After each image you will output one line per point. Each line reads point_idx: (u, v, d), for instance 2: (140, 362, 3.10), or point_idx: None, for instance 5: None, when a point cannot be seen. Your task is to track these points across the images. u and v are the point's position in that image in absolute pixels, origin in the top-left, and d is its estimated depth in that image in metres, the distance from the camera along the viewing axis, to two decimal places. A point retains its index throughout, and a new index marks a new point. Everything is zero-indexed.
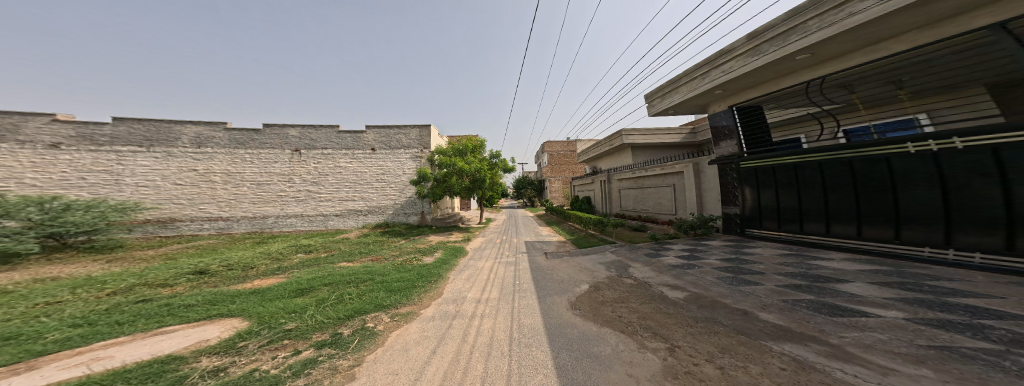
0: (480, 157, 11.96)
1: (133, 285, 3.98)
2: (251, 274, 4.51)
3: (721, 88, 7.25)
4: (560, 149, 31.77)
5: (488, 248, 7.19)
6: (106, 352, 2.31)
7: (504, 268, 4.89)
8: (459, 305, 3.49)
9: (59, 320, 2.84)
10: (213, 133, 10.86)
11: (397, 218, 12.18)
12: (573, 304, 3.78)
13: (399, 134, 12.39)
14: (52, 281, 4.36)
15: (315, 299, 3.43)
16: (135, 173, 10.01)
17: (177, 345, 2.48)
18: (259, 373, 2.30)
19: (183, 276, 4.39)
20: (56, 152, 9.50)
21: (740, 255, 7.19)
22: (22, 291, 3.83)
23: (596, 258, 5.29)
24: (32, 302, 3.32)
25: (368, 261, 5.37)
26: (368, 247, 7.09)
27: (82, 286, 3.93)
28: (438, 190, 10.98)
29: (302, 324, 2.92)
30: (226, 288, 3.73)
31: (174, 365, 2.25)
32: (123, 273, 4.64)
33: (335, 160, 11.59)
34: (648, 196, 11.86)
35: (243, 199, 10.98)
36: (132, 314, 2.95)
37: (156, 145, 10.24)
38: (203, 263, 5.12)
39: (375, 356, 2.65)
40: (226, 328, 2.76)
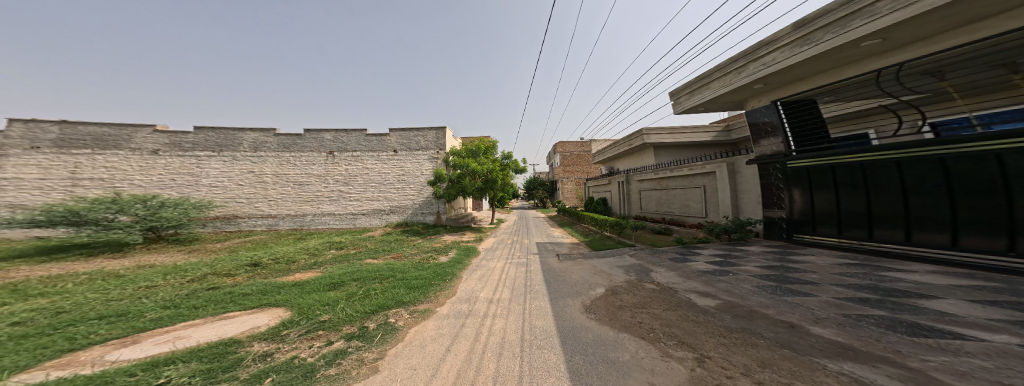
0: (492, 157, 12.37)
1: (206, 274, 4.66)
2: (293, 268, 5.05)
3: (764, 80, 6.81)
4: (573, 149, 31.17)
5: (501, 248, 7.25)
6: (185, 333, 2.76)
7: (518, 269, 4.95)
8: (472, 305, 3.61)
9: (155, 302, 3.44)
10: (266, 139, 12.19)
11: (415, 218, 12.91)
12: (587, 307, 3.72)
13: (418, 136, 13.17)
14: (150, 268, 5.28)
15: (345, 293, 3.76)
16: (210, 175, 11.59)
17: (236, 330, 2.88)
18: (297, 360, 2.59)
19: (242, 267, 5.06)
20: (156, 157, 11.30)
21: (785, 263, 6.51)
22: (128, 276, 4.65)
23: (616, 262, 5.12)
24: (136, 286, 4.05)
25: (390, 258, 5.79)
26: (391, 245, 7.57)
27: (170, 273, 4.67)
28: (452, 191, 11.40)
29: (335, 316, 3.24)
30: (274, 280, 4.23)
31: (234, 348, 2.63)
32: (200, 263, 5.45)
33: (363, 161, 12.71)
34: (672, 198, 11.31)
35: (287, 198, 12.22)
36: (205, 300, 3.49)
37: (225, 150, 11.81)
38: (257, 257, 5.86)
39: (396, 351, 2.84)
40: (272, 316, 3.14)
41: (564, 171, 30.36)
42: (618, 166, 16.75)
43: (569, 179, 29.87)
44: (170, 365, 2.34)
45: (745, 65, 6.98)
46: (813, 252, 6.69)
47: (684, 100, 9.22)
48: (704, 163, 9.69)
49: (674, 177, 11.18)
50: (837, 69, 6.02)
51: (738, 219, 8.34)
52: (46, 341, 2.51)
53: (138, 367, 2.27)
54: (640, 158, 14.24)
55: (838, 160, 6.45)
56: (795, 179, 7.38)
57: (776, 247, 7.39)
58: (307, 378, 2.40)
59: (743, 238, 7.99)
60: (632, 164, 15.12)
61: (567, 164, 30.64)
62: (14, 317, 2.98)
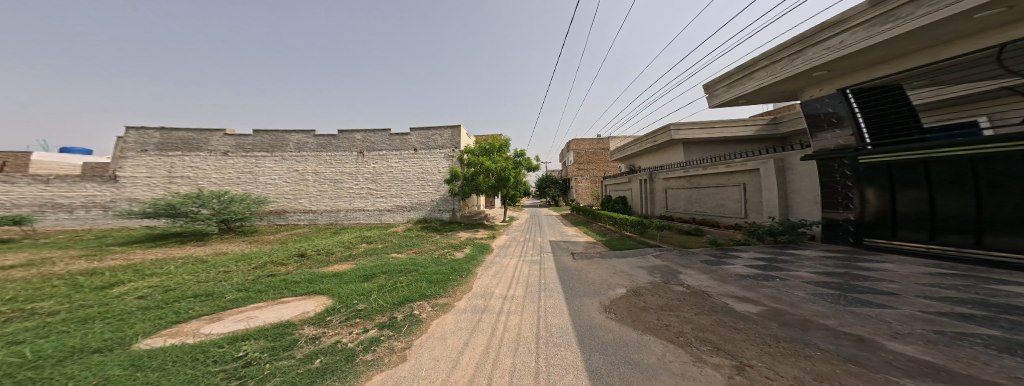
0: (505, 156, 12.58)
1: (266, 262, 5.38)
2: (332, 259, 5.61)
3: (828, 66, 6.12)
4: (588, 147, 30.29)
5: (515, 246, 7.26)
6: (254, 314, 3.21)
7: (534, 267, 4.92)
8: (487, 301, 3.70)
9: (232, 284, 4.09)
10: (307, 140, 13.62)
11: (433, 215, 13.64)
12: (607, 307, 3.61)
13: (435, 135, 13.85)
14: (224, 255, 6.25)
15: (376, 285, 4.09)
16: (266, 173, 13.24)
17: (292, 314, 3.29)
18: (340, 344, 2.89)
19: (292, 257, 5.75)
20: (226, 158, 13.17)
21: (851, 270, 5.66)
22: (211, 261, 5.56)
23: (640, 263, 4.91)
24: (218, 270, 4.82)
25: (412, 252, 6.18)
26: (413, 240, 8.01)
27: (240, 260, 5.49)
28: (466, 189, 11.78)
29: (369, 306, 3.53)
30: (317, 270, 4.75)
31: (291, 330, 3.01)
32: (260, 252, 6.28)
33: (388, 160, 13.68)
34: (703, 198, 10.59)
35: (324, 195, 13.50)
36: (264, 285, 4.03)
37: (276, 150, 13.42)
38: (303, 248, 6.60)
39: (422, 342, 3.03)
40: (318, 303, 3.53)
41: (579, 169, 29.62)
42: (639, 163, 16.11)
43: (584, 178, 29.10)
44: (246, 340, 2.81)
45: (804, 50, 6.31)
46: (889, 261, 5.78)
47: (724, 91, 8.60)
48: (744, 160, 8.93)
49: (706, 175, 10.44)
50: (927, 49, 5.23)
51: (787, 220, 7.51)
52: (160, 313, 3.13)
53: (224, 340, 2.78)
54: (665, 155, 13.53)
55: (936, 153, 5.46)
56: (867, 177, 6.46)
57: (839, 253, 6.48)
58: (349, 362, 2.69)
59: (794, 242, 7.14)
60: (655, 162, 14.44)
61: (582, 162, 29.83)
62: (138, 292, 3.71)
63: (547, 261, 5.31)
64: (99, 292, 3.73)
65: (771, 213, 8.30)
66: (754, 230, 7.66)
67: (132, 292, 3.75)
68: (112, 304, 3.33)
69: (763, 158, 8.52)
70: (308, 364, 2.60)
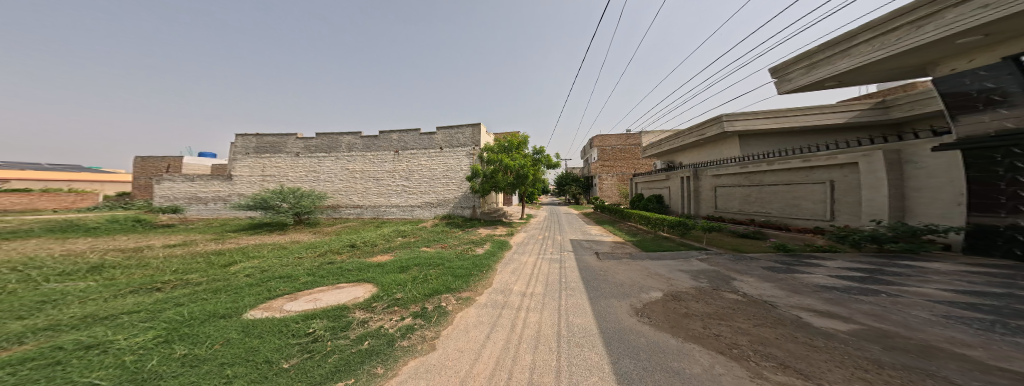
0: (524, 153, 12.69)
1: (326, 250, 6.39)
2: (375, 250, 6.39)
3: (976, 32, 4.80)
4: (615, 142, 28.28)
5: (535, 244, 7.07)
6: (319, 296, 3.86)
7: (558, 266, 4.80)
8: (507, 297, 3.78)
9: (302, 269, 4.96)
10: (354, 141, 15.27)
11: (456, 212, 14.36)
12: (638, 310, 3.34)
13: (457, 134, 14.57)
14: (299, 243, 7.64)
15: (411, 276, 4.53)
16: (325, 172, 15.20)
17: (348, 298, 3.85)
18: (383, 330, 3.26)
19: (345, 247, 6.68)
20: (298, 158, 15.43)
21: (1015, 290, 4.10)
22: (292, 247, 6.88)
23: (680, 267, 4.44)
24: (296, 255, 5.92)
25: (439, 247, 6.63)
26: (439, 235, 8.53)
27: (309, 248, 6.66)
28: (485, 186, 12.19)
29: (405, 296, 3.93)
30: (364, 260, 5.44)
31: (347, 313, 3.53)
32: (321, 243, 7.36)
33: (419, 159, 14.71)
34: (766, 198, 8.99)
35: (367, 192, 15.01)
36: (322, 271, 4.81)
37: (328, 150, 15.31)
38: (352, 239, 7.57)
39: (448, 332, 3.22)
40: (366, 290, 4.07)
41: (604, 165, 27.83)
42: (680, 161, 14.61)
43: (611, 175, 27.28)
44: (314, 319, 3.40)
45: (940, 12, 4.97)
46: None
47: (807, 72, 7.28)
48: (833, 153, 7.29)
49: (771, 171, 8.87)
50: None
51: (902, 225, 5.88)
52: (259, 290, 3.99)
53: (299, 317, 3.42)
54: (714, 151, 11.98)
55: None
56: None
57: (994, 268, 4.79)
58: (390, 345, 3.05)
59: (914, 250, 5.50)
60: (701, 159, 12.92)
61: (608, 159, 27.95)
62: (245, 271, 4.80)
63: (572, 260, 5.16)
64: (221, 269, 4.91)
65: (873, 216, 6.59)
66: (847, 236, 6.13)
67: (243, 270, 4.86)
68: (229, 280, 4.34)
69: (863, 150, 6.80)
70: (360, 345, 3.03)
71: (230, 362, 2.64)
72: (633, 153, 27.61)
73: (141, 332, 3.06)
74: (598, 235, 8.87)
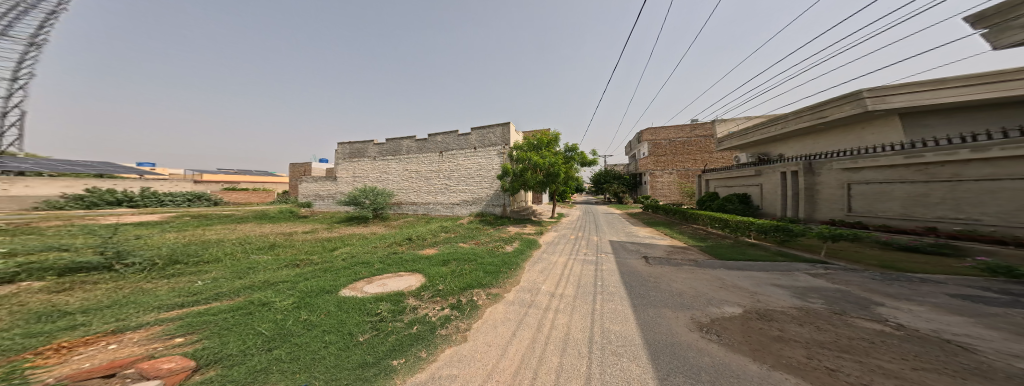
0: (555, 151, 12.14)
1: (394, 240, 7.62)
2: (427, 242, 7.36)
3: None
4: (676, 132, 23.52)
5: (570, 249, 6.73)
6: (385, 281, 4.64)
7: (601, 282, 4.33)
8: (534, 296, 3.84)
9: (381, 253, 6.26)
10: (406, 143, 15.65)
11: (488, 210, 13.76)
12: (704, 326, 2.78)
13: (488, 133, 13.88)
14: (376, 234, 9.32)
15: (449, 270, 4.99)
16: (388, 171, 16.01)
17: (404, 285, 4.46)
18: (428, 317, 3.62)
19: (404, 240, 7.62)
20: (368, 159, 16.54)
21: None
22: (374, 237, 8.54)
23: (773, 289, 3.78)
24: (382, 242, 7.42)
25: (472, 243, 7.09)
26: (472, 232, 8.91)
27: (384, 238, 8.17)
28: (514, 184, 11.84)
29: (445, 288, 4.28)
30: (415, 251, 6.29)
31: (403, 299, 4.07)
32: (387, 235, 8.74)
33: (457, 159, 14.39)
34: (969, 198, 5.65)
35: (420, 190, 15.24)
36: (386, 259, 5.81)
37: (391, 154, 15.95)
38: (406, 234, 8.51)
39: (478, 326, 3.34)
40: (418, 279, 4.63)
41: (659, 160, 23.52)
42: (781, 152, 11.08)
43: (667, 171, 22.96)
44: (379, 301, 4.07)
45: None
46: None
47: None
48: None
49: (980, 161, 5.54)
50: None
51: None
52: (345, 274, 5.00)
53: (372, 299, 4.16)
54: (846, 138, 8.55)
55: None
56: None
57: None
58: (431, 332, 3.34)
59: None
60: (818, 149, 9.48)
61: (664, 154, 23.56)
62: (345, 254, 6.29)
63: (632, 273, 4.65)
64: (335, 251, 6.71)
65: None
66: None
67: (343, 254, 6.39)
68: (332, 262, 5.75)
69: None
70: (409, 329, 3.43)
71: (329, 330, 3.43)
72: (704, 146, 22.50)
73: (283, 298, 4.35)
74: (657, 243, 7.69)
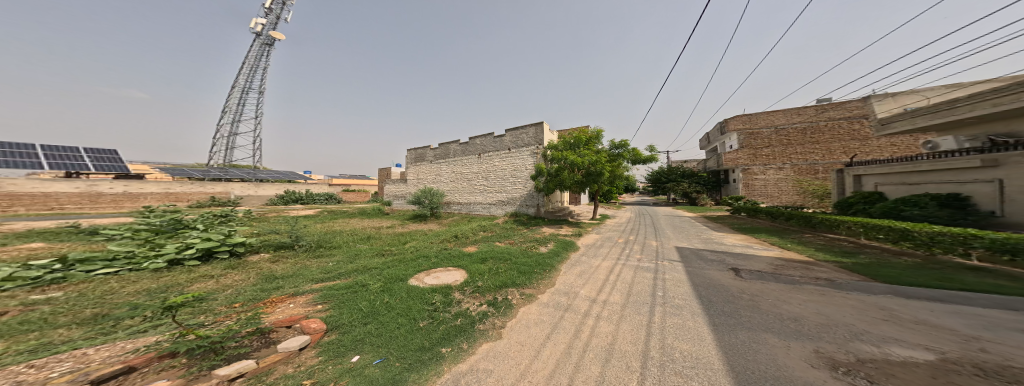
0: (596, 148, 11.03)
1: (446, 236, 8.34)
2: (467, 240, 7.74)
3: None
4: (782, 117, 17.93)
5: (629, 256, 6.11)
6: (438, 274, 5.12)
7: (661, 298, 3.74)
8: (570, 301, 3.84)
9: (439, 248, 6.99)
10: (450, 147, 16.56)
11: (521, 210, 13.28)
12: (840, 367, 2.04)
13: (521, 133, 13.49)
14: (430, 231, 10.33)
15: (487, 268, 5.25)
16: (436, 173, 17.19)
17: (454, 279, 4.80)
18: (473, 313, 3.71)
19: (450, 237, 8.15)
20: (420, 163, 18.19)
21: None
22: (429, 233, 9.57)
23: (999, 338, 2.46)
24: (436, 238, 8.18)
25: (507, 243, 7.28)
26: (508, 232, 8.92)
27: (438, 234, 9.05)
28: (549, 185, 10.99)
29: (483, 285, 4.49)
30: (458, 248, 6.79)
31: (453, 296, 4.22)
32: (437, 232, 9.59)
33: (494, 160, 14.42)
34: None
35: (461, 190, 15.77)
36: (437, 254, 6.48)
37: (437, 158, 17.15)
38: (451, 232, 9.07)
39: (513, 324, 3.40)
40: (462, 276, 4.95)
41: (760, 153, 18.13)
42: None
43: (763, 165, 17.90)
44: (433, 293, 4.40)
45: None
46: None
47: None
48: None
49: None
50: None
51: None
52: (409, 266, 5.72)
53: (429, 290, 4.54)
54: None
55: None
56: None
57: None
58: (471, 326, 3.42)
59: None
60: None
61: (764, 145, 18.09)
62: (408, 249, 7.23)
63: (727, 296, 3.68)
64: (405, 244, 7.89)
65: None
66: None
67: (409, 247, 7.44)
68: (401, 253, 6.80)
69: None
70: (452, 322, 3.57)
71: (402, 314, 3.83)
72: (845, 130, 16.34)
73: (366, 282, 5.28)
74: (760, 255, 5.99)
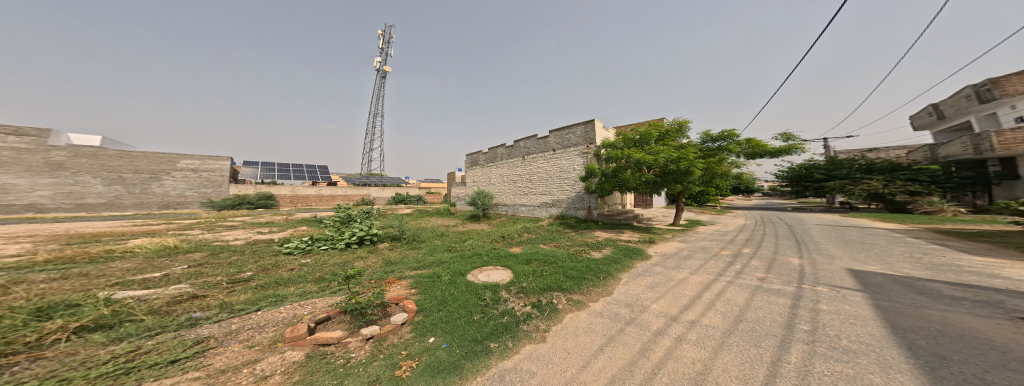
0: (674, 144, 9.30)
1: (494, 236, 8.60)
2: (511, 241, 7.81)
3: None
4: None
5: (737, 275, 4.70)
6: (489, 273, 5.29)
7: (804, 334, 2.65)
8: (630, 314, 3.31)
9: (490, 247, 7.23)
10: (497, 150, 17.14)
11: (569, 212, 12.48)
12: None
13: (569, 133, 12.61)
14: (479, 231, 10.83)
15: (531, 270, 5.13)
16: (487, 175, 18.00)
17: (501, 278, 4.89)
18: (519, 312, 3.66)
19: (496, 237, 8.37)
20: (474, 167, 19.47)
21: None
22: (479, 233, 10.10)
23: None
24: (485, 238, 8.55)
25: (552, 245, 6.93)
26: (552, 234, 8.58)
27: (484, 234, 9.44)
28: (605, 186, 9.82)
29: (528, 286, 4.41)
30: (503, 248, 6.91)
31: (499, 295, 4.26)
32: (481, 233, 10.02)
33: (538, 162, 14.11)
34: None
35: (509, 192, 16.02)
36: (484, 252, 6.79)
37: (488, 162, 17.97)
38: (501, 232, 9.29)
39: (558, 329, 3.19)
40: (507, 275, 4.99)
41: None
42: None
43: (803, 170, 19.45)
44: (484, 290, 4.57)
45: None
46: None
47: None
48: None
49: None
50: None
51: None
52: (465, 263, 6.17)
53: (481, 286, 4.75)
54: None
55: None
56: None
57: None
58: (515, 325, 3.36)
59: None
60: None
61: None
62: (460, 247, 7.82)
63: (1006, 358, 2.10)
64: (467, 242, 8.57)
65: None
66: None
67: (467, 245, 8.01)
68: (462, 250, 7.46)
69: None
70: (500, 318, 3.58)
71: (461, 305, 4.02)
72: None
73: (432, 274, 5.93)
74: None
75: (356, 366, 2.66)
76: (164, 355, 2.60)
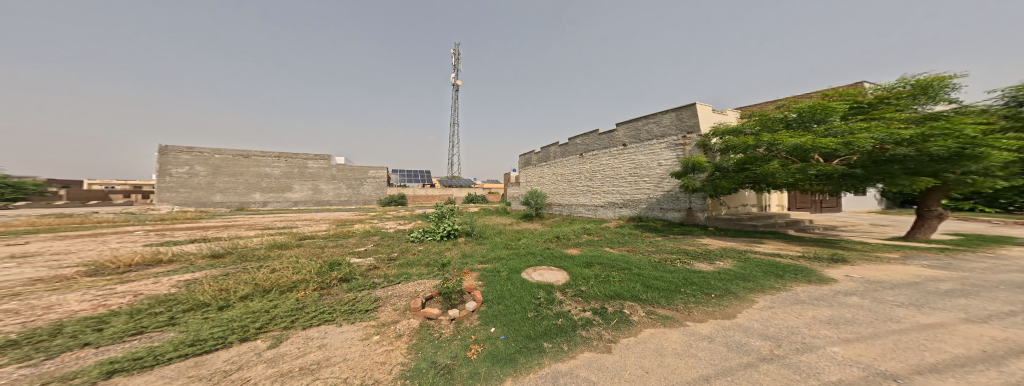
0: (895, 116, 6.22)
1: (552, 236, 8.33)
2: (572, 242, 7.43)
3: None
4: None
5: (1006, 316, 2.75)
6: (544, 272, 5.13)
7: None
8: (743, 344, 2.55)
9: (544, 246, 7.04)
10: (552, 149, 16.76)
11: (651, 214, 11.06)
12: None
13: (649, 124, 11.25)
14: (536, 230, 10.68)
15: (596, 273, 4.73)
16: (541, 174, 17.76)
17: (552, 278, 4.71)
18: (580, 316, 3.37)
19: (555, 237, 8.10)
20: (528, 167, 19.43)
21: None
22: (538, 232, 9.95)
23: None
24: (542, 237, 8.37)
25: (624, 250, 6.26)
26: (625, 238, 7.74)
27: (545, 233, 9.26)
28: (724, 183, 8.04)
29: (588, 290, 4.07)
30: (560, 249, 6.59)
31: (546, 294, 4.10)
32: (535, 233, 9.87)
33: (602, 159, 13.18)
34: None
35: (565, 192, 15.46)
36: (541, 251, 6.64)
37: (541, 162, 17.70)
38: (559, 232, 8.87)
39: (632, 342, 2.79)
40: (563, 275, 4.78)
41: None
42: None
43: None
44: (539, 288, 4.43)
45: None
46: None
47: None
48: None
49: None
50: None
51: None
52: (519, 261, 6.14)
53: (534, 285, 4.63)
54: None
55: None
56: None
57: None
58: (572, 328, 3.13)
59: None
60: None
61: None
62: (516, 246, 7.84)
63: None
64: (527, 239, 8.56)
65: None
66: None
67: (526, 243, 7.98)
68: (528, 246, 7.45)
69: None
70: (554, 320, 3.36)
71: (516, 301, 3.97)
72: None
73: (495, 269, 6.06)
74: None
75: (445, 340, 2.86)
76: (364, 304, 3.46)
